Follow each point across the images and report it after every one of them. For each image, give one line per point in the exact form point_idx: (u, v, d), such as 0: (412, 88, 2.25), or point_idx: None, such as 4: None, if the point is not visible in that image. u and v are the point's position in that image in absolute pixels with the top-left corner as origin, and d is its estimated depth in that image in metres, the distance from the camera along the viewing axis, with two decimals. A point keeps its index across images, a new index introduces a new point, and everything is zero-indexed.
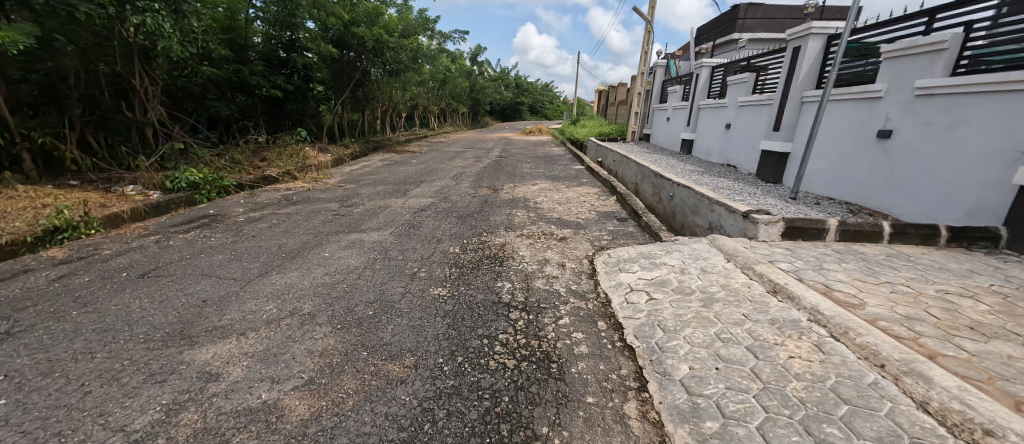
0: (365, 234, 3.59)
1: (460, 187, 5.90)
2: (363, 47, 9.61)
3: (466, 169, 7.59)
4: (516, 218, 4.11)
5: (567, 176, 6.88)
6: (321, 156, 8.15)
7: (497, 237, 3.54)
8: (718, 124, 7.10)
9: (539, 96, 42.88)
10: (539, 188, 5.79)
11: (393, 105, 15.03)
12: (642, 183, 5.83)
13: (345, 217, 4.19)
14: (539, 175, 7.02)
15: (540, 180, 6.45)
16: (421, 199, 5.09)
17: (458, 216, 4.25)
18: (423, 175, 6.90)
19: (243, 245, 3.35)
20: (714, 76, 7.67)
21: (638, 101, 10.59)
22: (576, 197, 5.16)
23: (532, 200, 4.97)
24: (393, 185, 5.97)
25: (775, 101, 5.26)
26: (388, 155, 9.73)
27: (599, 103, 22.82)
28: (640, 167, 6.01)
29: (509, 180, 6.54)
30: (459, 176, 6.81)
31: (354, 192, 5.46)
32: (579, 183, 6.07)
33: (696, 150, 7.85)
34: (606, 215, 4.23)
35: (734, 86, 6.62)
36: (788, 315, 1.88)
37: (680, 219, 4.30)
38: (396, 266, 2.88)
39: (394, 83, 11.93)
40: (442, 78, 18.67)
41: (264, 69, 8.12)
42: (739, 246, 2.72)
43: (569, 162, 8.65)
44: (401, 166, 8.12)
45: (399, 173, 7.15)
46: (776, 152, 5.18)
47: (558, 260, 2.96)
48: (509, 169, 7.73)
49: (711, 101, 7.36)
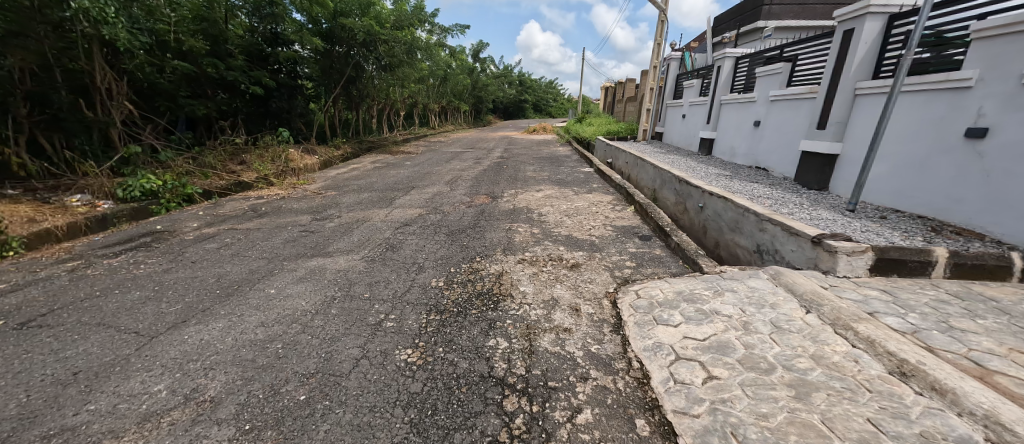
0: (331, 258, 2.92)
1: (455, 194, 5.22)
2: (354, 40, 9.01)
3: (464, 172, 6.91)
4: (516, 236, 3.42)
5: (575, 180, 6.17)
6: (305, 159, 7.51)
7: (493, 263, 2.85)
8: (744, 121, 6.34)
9: (543, 94, 42.04)
10: (544, 195, 5.07)
11: (390, 103, 14.37)
12: (661, 190, 5.10)
13: (314, 235, 3.52)
14: (543, 179, 6.29)
15: (544, 185, 5.74)
16: (408, 209, 4.43)
17: (447, 233, 3.56)
18: (415, 180, 6.23)
19: (175, 275, 2.69)
20: (738, 68, 6.91)
21: (649, 97, 9.88)
22: (587, 206, 4.45)
23: (535, 211, 4.27)
24: (380, 192, 5.32)
25: (821, 94, 4.51)
26: (382, 157, 9.07)
27: (605, 101, 22.03)
28: (659, 170, 5.29)
29: (510, 185, 5.83)
30: (454, 181, 6.12)
31: (333, 201, 4.80)
32: (589, 189, 5.36)
33: (718, 150, 7.10)
34: (625, 232, 3.53)
35: (764, 79, 5.87)
36: (948, 428, 1.17)
37: (713, 235, 3.59)
38: (358, 309, 2.20)
39: (389, 79, 11.27)
40: (442, 75, 17.98)
41: (246, 64, 7.48)
42: (818, 288, 2.00)
43: (576, 164, 7.92)
44: (394, 168, 7.47)
45: (389, 177, 6.50)
46: (821, 154, 4.44)
47: (570, 300, 2.27)
48: (510, 171, 7.03)
49: (736, 96, 6.60)
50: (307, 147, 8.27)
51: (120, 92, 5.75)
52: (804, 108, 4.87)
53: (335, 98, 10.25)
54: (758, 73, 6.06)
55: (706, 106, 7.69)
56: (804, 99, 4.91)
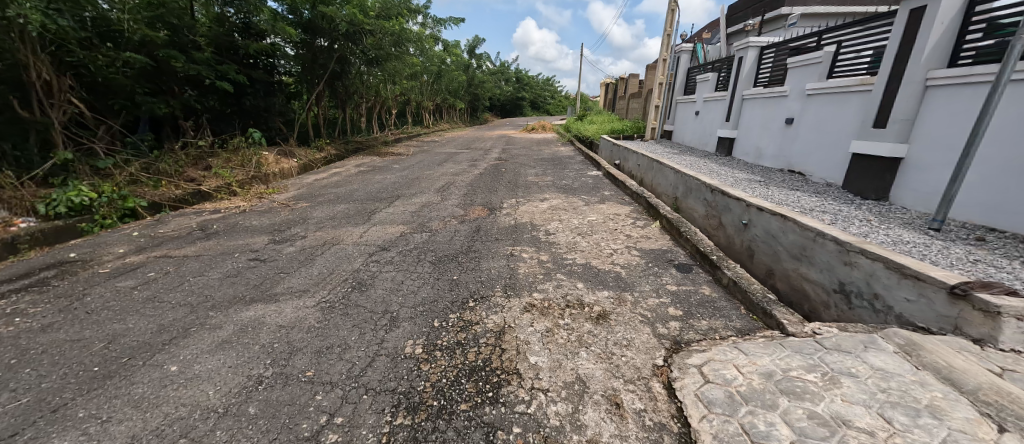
0: (275, 306, 2.19)
1: (447, 205, 4.50)
2: (337, 30, 8.23)
3: (457, 177, 6.17)
4: (521, 267, 2.70)
5: (583, 186, 5.46)
6: (281, 163, 6.80)
7: (492, 311, 2.13)
8: (772, 118, 5.63)
9: (540, 91, 41.22)
10: (550, 206, 4.36)
11: (380, 101, 13.57)
12: (686, 198, 4.39)
13: (265, 265, 2.79)
14: (546, 185, 5.56)
15: (549, 193, 5.01)
16: (389, 227, 3.70)
17: (432, 262, 2.84)
18: (401, 186, 5.49)
19: (51, 337, 1.94)
20: (763, 59, 6.19)
21: (657, 93, 9.18)
22: (602, 221, 3.74)
23: (542, 228, 3.55)
24: (360, 203, 4.60)
25: (880, 86, 3.79)
26: (369, 159, 8.33)
27: (606, 97, 21.27)
28: (680, 175, 4.60)
29: (510, 193, 5.10)
30: (446, 187, 5.39)
31: (302, 216, 4.07)
32: (601, 198, 4.65)
33: (739, 150, 6.41)
34: (656, 258, 2.82)
35: (797, 70, 5.17)
36: None
37: (765, 261, 2.90)
38: (289, 403, 1.47)
39: (378, 74, 10.49)
40: (436, 71, 17.18)
41: (215, 57, 6.72)
42: (993, 378, 1.30)
43: (581, 166, 7.20)
44: (380, 173, 6.72)
45: (373, 184, 5.77)
46: (882, 158, 3.73)
47: (604, 383, 1.55)
48: (509, 176, 6.30)
49: (761, 90, 5.89)
50: (286, 148, 7.53)
51: (62, 87, 4.97)
52: (854, 102, 4.17)
53: (319, 95, 9.47)
54: (790, 64, 5.34)
55: (724, 102, 6.98)
56: (853, 92, 4.19)
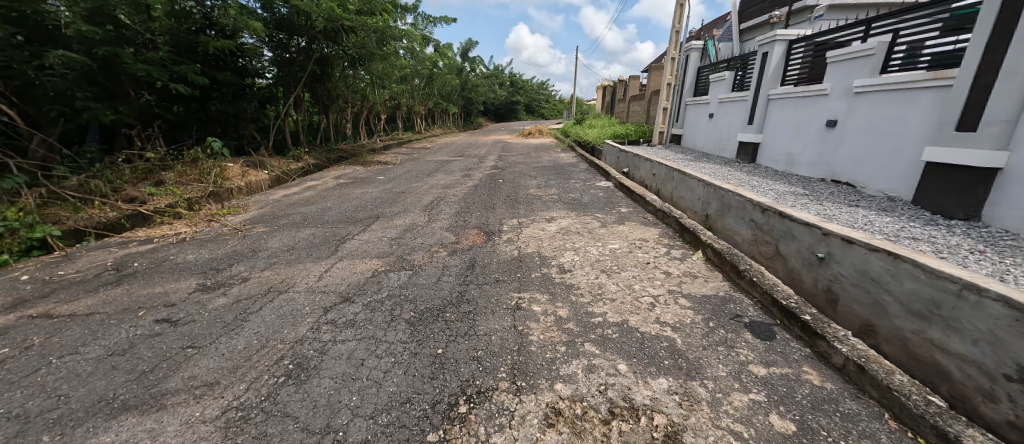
0: (152, 421, 1.40)
1: (434, 228, 3.73)
2: (314, 27, 7.46)
3: (449, 191, 5.41)
4: (531, 331, 1.94)
5: (594, 200, 4.72)
6: (249, 176, 6.05)
7: (494, 426, 1.36)
8: (807, 120, 4.92)
9: (535, 95, 40.65)
10: (560, 229, 3.60)
11: (367, 106, 12.80)
12: (723, 217, 3.65)
13: (173, 332, 1.99)
14: (551, 200, 4.81)
15: (557, 211, 4.26)
16: (359, 261, 2.92)
17: (408, 320, 2.07)
18: (382, 203, 4.71)
19: None
20: (792, 55, 5.51)
21: (665, 94, 8.51)
22: (627, 251, 2.99)
23: (553, 263, 2.79)
24: (329, 227, 3.82)
25: (966, 80, 3.06)
26: (352, 169, 7.56)
27: (603, 100, 20.60)
28: (711, 188, 3.88)
29: (510, 211, 4.35)
30: (434, 204, 4.61)
31: (254, 247, 3.29)
32: (620, 218, 3.90)
33: (765, 156, 5.72)
34: (717, 312, 2.06)
35: (840, 64, 4.48)
36: None
37: (859, 313, 2.17)
38: None
39: (362, 75, 9.70)
40: (427, 75, 16.45)
41: (171, 56, 5.90)
42: None
43: (587, 175, 6.46)
44: (361, 185, 5.95)
45: (351, 200, 4.99)
46: (972, 169, 2.99)
47: None
48: (508, 189, 5.55)
49: (793, 89, 5.19)
50: (257, 158, 6.75)
51: None
52: (924, 101, 3.47)
53: (297, 100, 8.68)
54: (830, 58, 4.64)
55: (745, 102, 6.29)
56: (924, 89, 3.47)
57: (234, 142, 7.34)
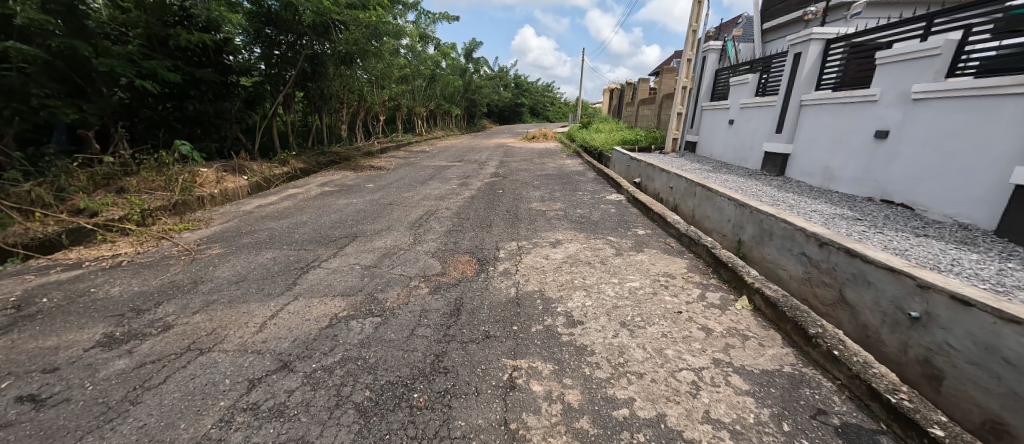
0: None
1: (418, 253, 3.16)
2: (302, 21, 6.95)
3: (441, 203, 4.85)
4: (527, 434, 1.36)
5: (605, 218, 4.14)
6: (225, 182, 5.53)
7: None
8: (848, 130, 4.32)
9: (540, 97, 40.13)
10: (568, 256, 3.03)
11: (365, 106, 12.29)
12: (763, 246, 3.05)
13: (28, 424, 1.42)
14: (556, 217, 4.23)
15: (562, 232, 3.68)
16: (319, 300, 2.35)
17: (359, 407, 1.50)
18: (363, 218, 4.15)
19: None
20: (829, 56, 4.90)
21: (680, 98, 7.92)
22: (652, 293, 2.40)
23: (559, 310, 2.20)
24: (296, 249, 3.26)
25: None
26: (341, 174, 7.03)
27: (610, 103, 20.02)
28: (746, 210, 3.29)
29: (510, 230, 3.78)
30: (421, 221, 4.04)
31: (198, 275, 2.73)
32: (637, 243, 3.31)
33: (796, 169, 5.13)
34: (791, 404, 1.47)
35: (893, 67, 3.88)
36: None
37: (983, 404, 1.57)
38: None
39: (356, 74, 9.17)
40: (428, 75, 15.95)
41: (143, 50, 5.38)
42: None
43: (596, 186, 5.87)
44: (347, 194, 5.41)
45: (331, 213, 4.44)
46: None
47: None
48: (508, 202, 4.97)
49: (833, 94, 4.59)
50: (238, 162, 6.23)
51: None
52: (1008, 111, 2.88)
53: (286, 99, 8.16)
54: (880, 59, 4.03)
55: (772, 108, 5.69)
56: (1008, 97, 2.88)
57: (216, 144, 6.82)
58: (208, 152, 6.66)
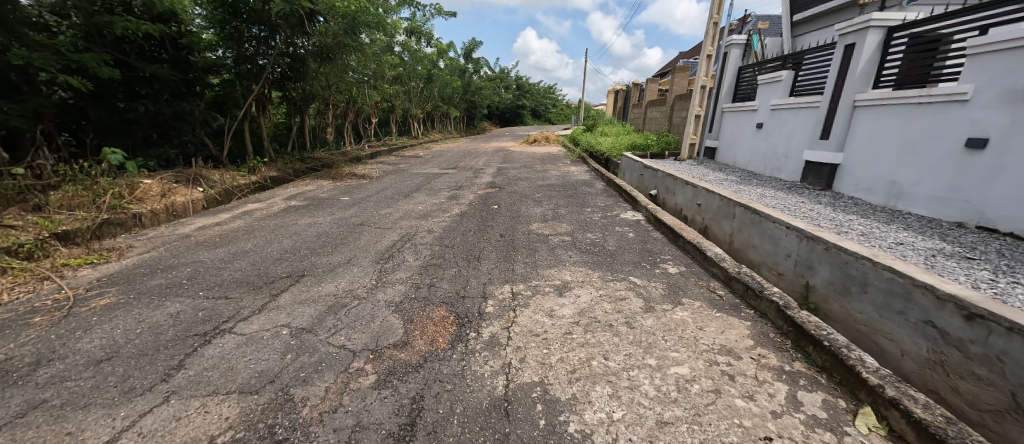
0: None
1: (375, 306, 2.32)
2: (270, 9, 6.14)
3: (422, 224, 4.03)
4: None
5: (623, 248, 3.30)
6: (172, 195, 4.72)
7: None
8: (924, 136, 3.50)
9: (541, 99, 39.35)
10: (581, 314, 2.19)
11: (354, 108, 11.49)
12: (851, 300, 2.21)
13: None
14: (562, 245, 3.38)
15: (571, 269, 2.84)
16: (198, 406, 1.51)
17: None
18: (321, 247, 3.33)
19: None
20: (889, 47, 4.08)
21: (698, 99, 7.14)
22: (715, 392, 1.56)
23: (575, 434, 1.37)
24: (214, 297, 2.42)
25: None
26: (316, 184, 6.20)
27: (616, 104, 19.16)
28: (818, 245, 2.46)
29: (503, 265, 2.94)
30: (392, 252, 3.21)
31: (49, 348, 1.90)
32: (672, 291, 2.47)
33: (849, 183, 4.32)
34: None
35: (992, 57, 3.04)
36: None
37: None
38: None
39: (339, 72, 8.38)
40: (424, 75, 15.18)
41: (76, 41, 4.58)
42: None
43: (607, 201, 5.03)
44: (314, 211, 4.58)
45: (286, 237, 3.61)
46: None
47: None
48: (504, 222, 4.14)
49: (900, 93, 3.76)
50: (194, 170, 5.41)
51: None
52: None
53: (261, 100, 7.37)
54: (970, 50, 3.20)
55: (815, 110, 4.86)
56: None
57: (176, 150, 6.03)
58: (166, 159, 5.87)
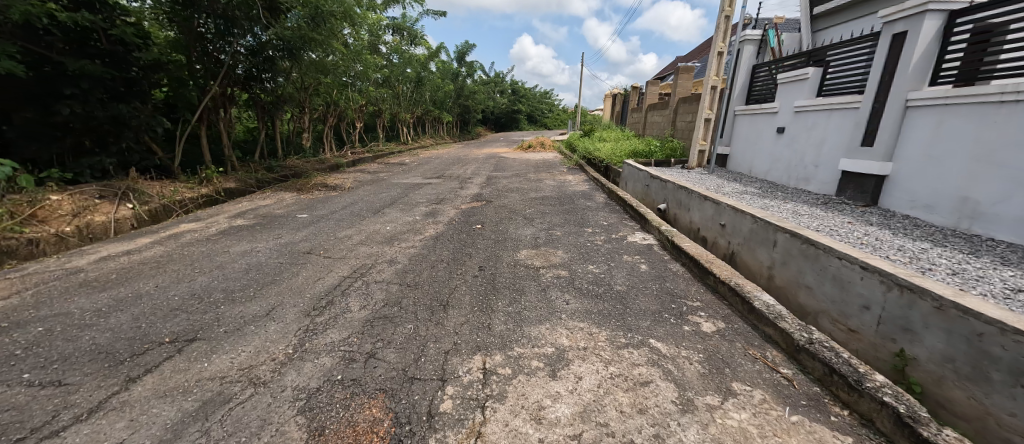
0: None
1: (273, 402, 1.53)
2: None
3: (384, 253, 3.25)
4: None
5: (636, 288, 2.54)
6: (89, 213, 3.92)
7: None
8: (1010, 143, 2.79)
9: (537, 103, 38.75)
10: (584, 421, 1.42)
11: (335, 112, 10.72)
12: (991, 392, 1.47)
13: None
14: (557, 284, 2.61)
15: (569, 327, 2.06)
16: None
17: None
18: (239, 289, 2.53)
19: None
20: (949, 37, 3.38)
21: (708, 101, 6.49)
22: None
23: None
24: (40, 384, 1.63)
25: None
26: (276, 198, 5.41)
27: (614, 108, 18.48)
28: (925, 303, 1.71)
29: (476, 319, 2.16)
30: (331, 297, 2.42)
31: None
32: (717, 369, 1.70)
33: (902, 198, 3.60)
34: None
35: None
36: None
37: None
38: None
39: (312, 72, 7.60)
40: (414, 78, 14.44)
41: None
42: None
43: (610, 219, 4.26)
44: (257, 233, 3.78)
45: (203, 273, 2.81)
46: None
47: None
48: (486, 249, 3.36)
49: (970, 90, 3.06)
50: (126, 183, 4.60)
51: None
52: None
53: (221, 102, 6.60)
54: None
55: (853, 112, 4.15)
56: None
57: (116, 160, 5.23)
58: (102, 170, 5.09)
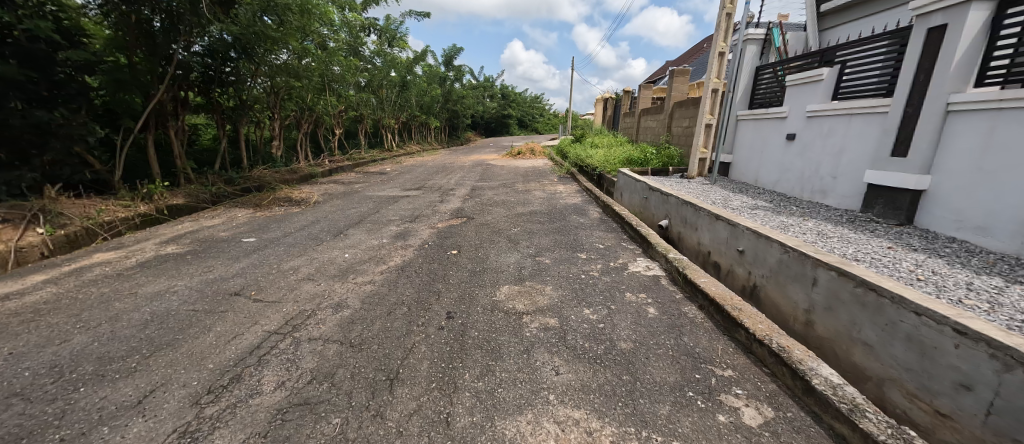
0: None
1: None
2: None
3: (331, 293, 2.63)
4: None
5: (645, 347, 1.96)
6: None
7: None
8: None
9: (528, 108, 38.31)
10: None
11: (311, 118, 10.06)
12: None
13: None
14: (544, 341, 2.03)
15: (558, 420, 1.48)
16: None
17: None
18: (118, 358, 1.88)
19: None
20: (998, 29, 2.89)
21: (709, 105, 6.01)
22: None
23: None
24: None
25: None
26: (227, 216, 4.75)
27: (606, 113, 18.05)
28: None
29: (431, 407, 1.56)
30: (237, 370, 1.80)
31: None
32: None
33: (946, 216, 3.09)
34: None
35: None
36: None
37: None
38: None
39: (280, 74, 6.98)
40: (398, 82, 13.83)
41: None
42: None
43: (607, 242, 3.69)
44: (185, 265, 3.13)
45: (86, 328, 2.17)
46: None
47: None
48: (458, 285, 2.76)
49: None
50: (40, 202, 3.91)
51: None
52: None
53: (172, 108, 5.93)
54: None
55: (881, 117, 3.65)
56: None
57: (40, 174, 4.55)
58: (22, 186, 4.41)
